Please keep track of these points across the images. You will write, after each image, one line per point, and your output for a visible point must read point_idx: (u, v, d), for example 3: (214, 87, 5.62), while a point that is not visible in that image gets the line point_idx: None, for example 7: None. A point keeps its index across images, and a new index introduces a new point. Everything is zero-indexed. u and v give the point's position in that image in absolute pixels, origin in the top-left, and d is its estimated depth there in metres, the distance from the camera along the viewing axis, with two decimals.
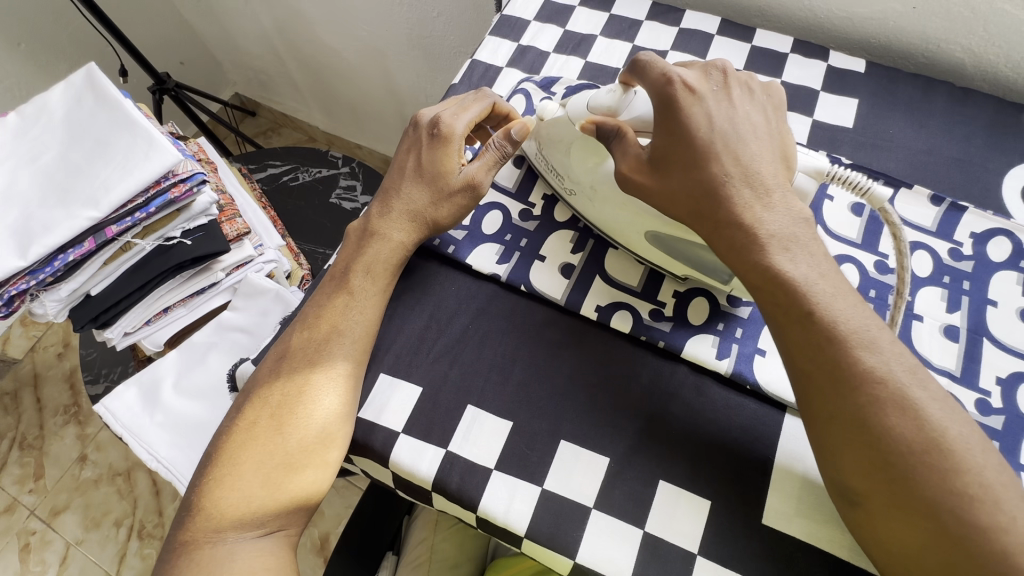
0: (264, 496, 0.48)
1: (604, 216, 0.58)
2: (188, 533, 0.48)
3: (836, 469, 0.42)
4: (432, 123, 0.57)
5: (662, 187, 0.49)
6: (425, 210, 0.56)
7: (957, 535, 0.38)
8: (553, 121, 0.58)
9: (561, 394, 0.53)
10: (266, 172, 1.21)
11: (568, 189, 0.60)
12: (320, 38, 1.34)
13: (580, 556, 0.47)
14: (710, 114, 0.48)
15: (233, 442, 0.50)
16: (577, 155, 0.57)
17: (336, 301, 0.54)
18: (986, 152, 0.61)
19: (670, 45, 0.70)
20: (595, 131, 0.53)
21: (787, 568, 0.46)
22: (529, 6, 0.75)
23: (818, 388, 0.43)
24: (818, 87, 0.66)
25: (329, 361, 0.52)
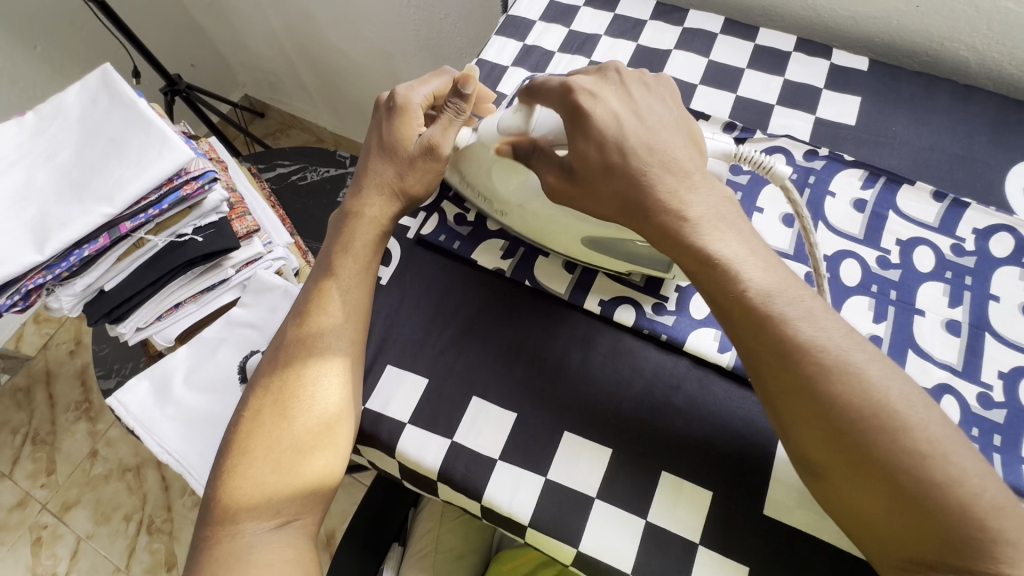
0: (278, 482, 0.49)
1: (537, 229, 0.58)
2: (210, 532, 0.48)
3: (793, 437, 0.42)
4: (389, 97, 0.58)
5: (588, 196, 0.49)
6: (394, 181, 0.57)
7: (921, 500, 0.36)
8: (465, 149, 0.58)
9: (564, 386, 0.54)
10: (275, 171, 1.23)
11: (499, 211, 0.60)
12: (328, 39, 1.36)
13: (583, 546, 0.48)
14: (611, 111, 0.47)
15: (240, 433, 0.51)
16: (499, 178, 0.57)
17: (330, 288, 0.55)
18: (989, 149, 0.62)
19: (674, 45, 0.71)
20: (512, 152, 0.54)
21: (789, 560, 0.47)
22: (535, 6, 0.76)
23: (762, 359, 0.42)
24: (821, 85, 0.67)
25: (325, 342, 0.53)
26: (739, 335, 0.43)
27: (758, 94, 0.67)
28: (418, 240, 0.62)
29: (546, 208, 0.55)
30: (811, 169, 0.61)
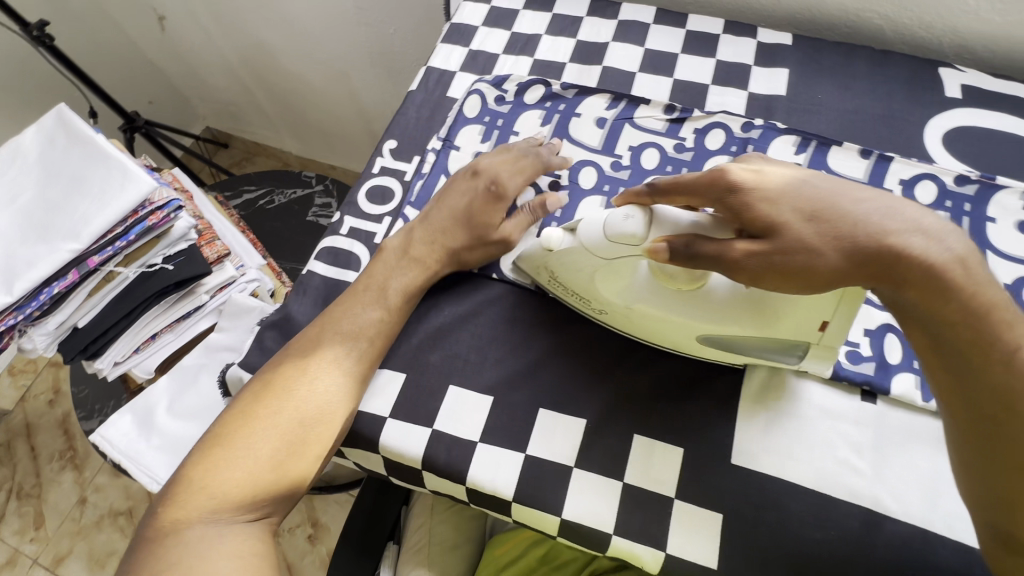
0: (262, 480, 0.51)
1: (644, 327, 0.54)
2: (176, 509, 0.49)
3: (999, 513, 0.42)
4: (491, 177, 0.61)
5: (799, 258, 0.41)
6: (458, 249, 0.60)
7: None
8: (566, 254, 0.52)
9: (537, 366, 0.56)
10: (243, 198, 1.24)
11: (597, 309, 0.56)
12: (282, 64, 1.38)
13: (566, 513, 0.50)
14: (776, 173, 0.44)
15: (243, 421, 0.52)
16: (604, 281, 0.52)
17: (365, 309, 0.57)
18: (907, 106, 0.66)
19: (611, 38, 0.75)
20: (669, 249, 0.45)
21: (759, 502, 0.50)
22: (477, 13, 0.79)
23: (988, 429, 0.42)
24: (750, 62, 0.71)
25: (352, 368, 0.55)
26: (959, 398, 0.42)
27: (694, 76, 0.71)
28: None
29: (656, 308, 0.51)
30: (749, 140, 0.65)
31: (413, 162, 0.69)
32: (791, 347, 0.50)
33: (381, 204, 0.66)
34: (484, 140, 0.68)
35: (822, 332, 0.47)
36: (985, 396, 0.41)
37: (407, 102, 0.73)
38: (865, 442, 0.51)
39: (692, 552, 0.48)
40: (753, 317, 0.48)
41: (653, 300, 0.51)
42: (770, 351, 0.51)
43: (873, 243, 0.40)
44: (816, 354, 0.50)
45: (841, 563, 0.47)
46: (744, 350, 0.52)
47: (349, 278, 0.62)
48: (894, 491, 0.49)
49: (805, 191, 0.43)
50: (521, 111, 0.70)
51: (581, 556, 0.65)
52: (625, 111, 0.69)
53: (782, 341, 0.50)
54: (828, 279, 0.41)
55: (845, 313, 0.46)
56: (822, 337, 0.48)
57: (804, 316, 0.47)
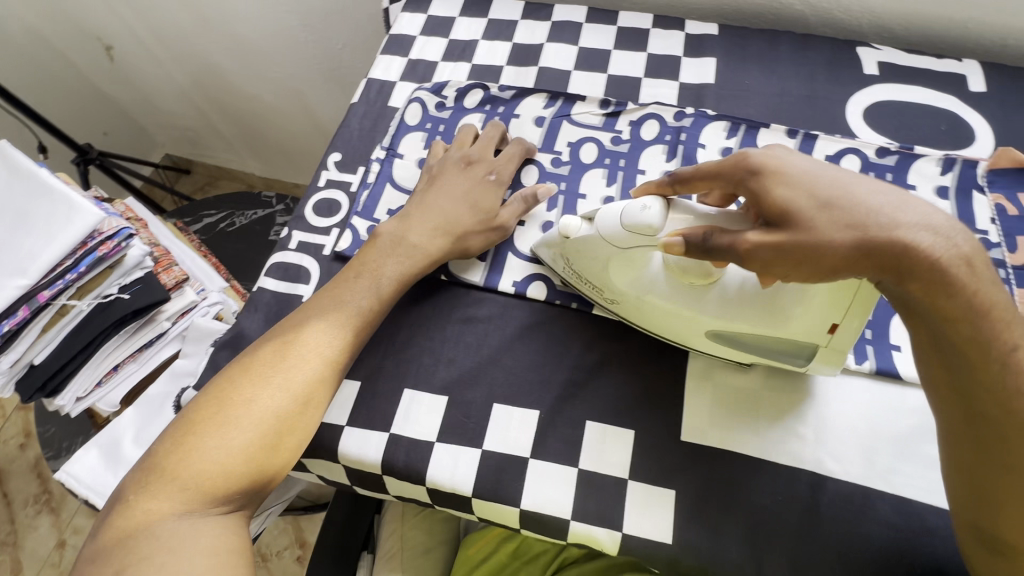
0: (240, 470, 0.50)
1: (656, 319, 0.54)
2: (148, 500, 0.48)
3: (977, 511, 0.42)
4: (489, 167, 0.64)
5: (808, 246, 0.39)
6: (464, 232, 0.60)
7: None
8: (584, 242, 0.53)
9: (490, 362, 0.57)
10: (203, 223, 1.23)
11: (609, 298, 0.56)
12: (235, 86, 1.38)
13: (524, 503, 0.51)
14: (793, 163, 0.43)
15: (222, 408, 0.51)
16: (617, 271, 0.53)
17: (353, 294, 0.57)
18: (829, 86, 0.70)
19: (545, 39, 0.77)
20: (684, 243, 0.45)
21: (710, 475, 0.51)
22: (414, 23, 0.81)
23: (985, 434, 0.40)
24: (680, 54, 0.74)
25: (336, 356, 0.54)
26: (955, 400, 0.41)
27: (627, 70, 0.73)
28: (335, 255, 0.64)
29: (670, 300, 0.52)
30: (682, 128, 0.67)
31: (358, 173, 0.70)
32: (799, 348, 0.50)
33: (329, 216, 0.67)
34: (427, 146, 0.70)
35: (832, 334, 0.47)
36: (978, 396, 0.40)
37: (349, 114, 0.74)
38: (807, 409, 0.53)
39: (649, 530, 0.50)
40: (762, 312, 0.49)
41: (665, 292, 0.52)
42: (778, 351, 0.52)
43: (884, 234, 0.38)
44: (825, 356, 0.50)
45: (792, 527, 0.49)
46: (754, 349, 0.52)
47: (300, 292, 0.63)
48: (835, 454, 0.51)
49: (819, 181, 0.41)
50: (462, 116, 0.71)
51: (551, 548, 0.67)
52: (562, 108, 0.70)
53: (791, 342, 0.50)
54: (837, 267, 0.39)
55: (855, 318, 0.46)
56: (831, 340, 0.48)
57: (814, 316, 0.47)
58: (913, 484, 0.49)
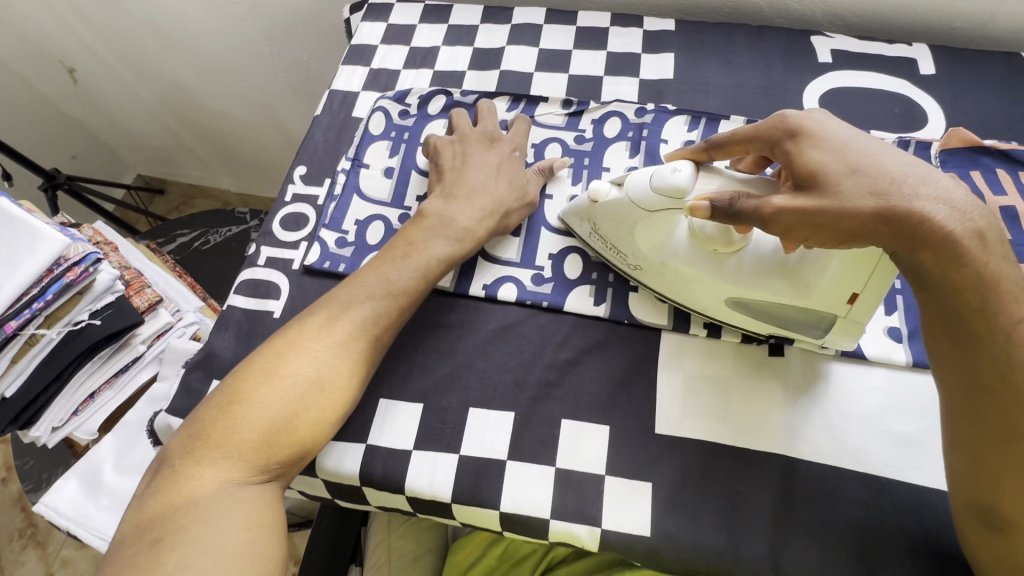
0: (280, 441, 0.49)
1: (677, 286, 0.56)
2: (191, 465, 0.48)
3: (970, 482, 0.43)
4: (510, 143, 0.66)
5: (831, 211, 0.42)
6: (505, 207, 0.61)
7: None
8: (612, 207, 0.55)
9: (464, 367, 0.57)
10: (176, 242, 1.21)
11: (634, 265, 0.57)
12: (203, 103, 1.36)
13: (504, 505, 0.51)
14: (834, 129, 0.45)
15: (266, 379, 0.51)
16: (644, 232, 0.55)
17: (399, 270, 0.56)
18: (785, 75, 0.71)
19: (506, 42, 0.77)
20: (712, 208, 0.47)
21: (685, 465, 0.52)
22: (375, 32, 0.81)
23: (981, 398, 0.42)
24: (638, 50, 0.75)
25: (381, 332, 0.55)
26: (954, 360, 0.43)
27: (588, 69, 0.74)
28: (304, 269, 0.64)
29: (695, 266, 0.54)
30: (644, 124, 0.68)
31: (325, 185, 0.69)
32: (818, 319, 0.52)
33: (297, 230, 0.67)
34: (393, 155, 0.70)
35: (851, 305, 0.49)
36: (984, 366, 0.42)
37: (313, 126, 0.74)
38: (778, 394, 0.54)
39: (627, 524, 0.50)
40: (785, 279, 0.51)
41: (691, 255, 0.54)
42: (799, 323, 0.53)
43: (903, 204, 0.40)
44: (843, 329, 0.51)
45: (768, 511, 0.50)
46: (769, 317, 0.53)
47: (271, 308, 0.62)
48: (806, 437, 0.52)
49: (851, 148, 0.44)
50: (426, 123, 0.72)
51: (538, 547, 0.66)
52: (525, 111, 0.71)
53: (811, 312, 0.51)
54: (854, 232, 0.42)
55: (875, 289, 0.48)
56: (849, 312, 0.49)
57: (833, 288, 0.49)
58: (882, 461, 0.50)
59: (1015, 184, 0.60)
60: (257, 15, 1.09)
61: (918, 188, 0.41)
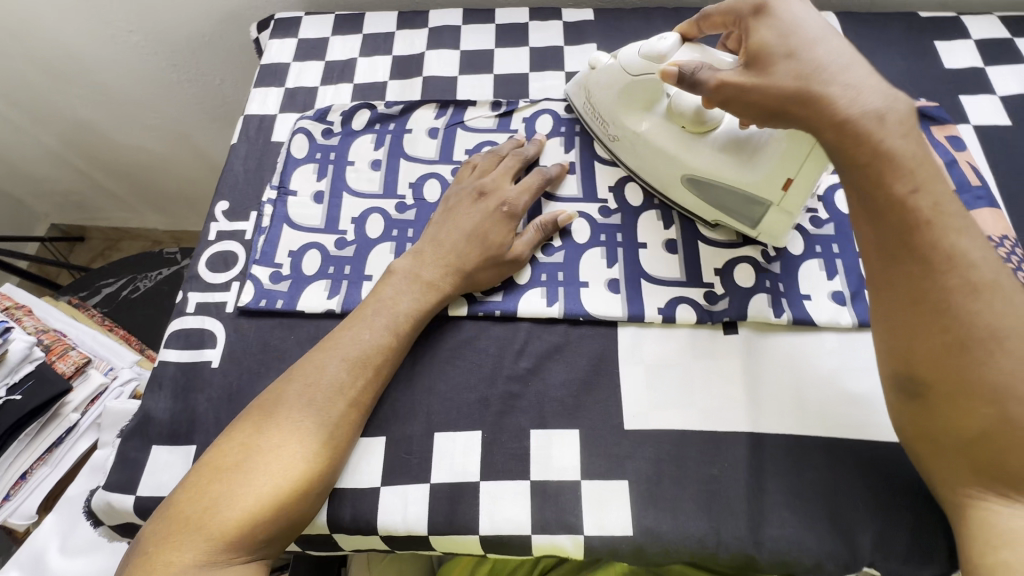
0: (265, 516, 0.45)
1: (645, 158, 0.61)
2: (165, 552, 0.44)
3: (897, 358, 0.45)
4: (502, 199, 0.59)
5: (762, 89, 0.47)
6: (469, 267, 0.56)
7: (998, 419, 0.41)
8: (608, 73, 0.61)
9: (425, 391, 0.55)
10: (101, 294, 1.12)
11: (613, 135, 0.63)
12: (108, 138, 1.25)
13: (483, 529, 0.50)
14: (792, 8, 0.49)
15: (249, 450, 0.47)
16: (630, 100, 0.60)
17: (371, 329, 0.53)
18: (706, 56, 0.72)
19: (425, 47, 0.75)
20: (676, 77, 0.52)
21: (658, 455, 0.52)
22: (286, 49, 0.76)
23: (893, 266, 0.45)
24: (561, 43, 0.74)
25: (362, 393, 0.51)
26: (869, 231, 0.46)
27: (513, 67, 0.73)
28: (239, 310, 0.59)
29: (661, 138, 0.59)
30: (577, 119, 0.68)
31: (251, 218, 0.65)
32: (757, 205, 0.57)
33: (226, 270, 0.62)
34: (320, 177, 0.66)
35: (787, 190, 0.54)
36: (891, 236, 0.44)
37: (231, 156, 0.69)
38: (738, 371, 0.54)
39: (609, 527, 0.49)
40: (736, 162, 0.56)
41: (661, 127, 0.59)
42: (737, 209, 0.58)
43: (819, 88, 0.46)
44: (777, 216, 0.56)
45: (743, 489, 0.50)
46: (713, 201, 0.59)
47: (207, 357, 0.58)
48: (770, 410, 0.53)
49: (796, 33, 0.48)
50: (352, 140, 0.68)
51: (528, 559, 0.63)
52: (454, 117, 0.69)
53: (750, 198, 0.56)
54: (775, 109, 0.47)
55: (811, 172, 0.53)
56: (784, 198, 0.55)
57: (772, 171, 0.54)
58: (842, 422, 0.52)
59: (928, 139, 0.63)
60: (157, 40, 1.02)
61: (837, 76, 0.46)
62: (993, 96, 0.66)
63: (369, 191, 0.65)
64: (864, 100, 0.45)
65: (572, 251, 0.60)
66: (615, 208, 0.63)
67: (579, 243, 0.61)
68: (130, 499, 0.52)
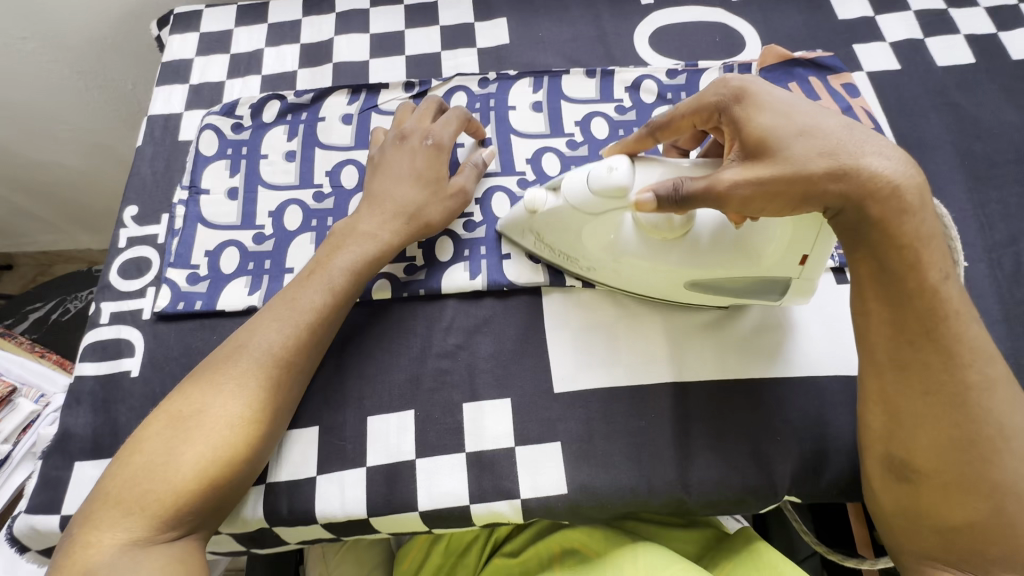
0: (191, 490, 0.45)
1: (629, 277, 0.55)
2: (90, 532, 0.43)
3: (906, 439, 0.44)
4: (425, 135, 0.59)
5: (785, 176, 0.42)
6: (416, 208, 0.57)
7: (984, 514, 0.42)
8: (553, 214, 0.52)
9: (355, 377, 0.55)
10: (29, 320, 1.07)
11: (584, 266, 0.56)
12: (12, 153, 1.13)
13: (422, 505, 0.50)
14: (775, 92, 0.45)
15: (174, 432, 0.46)
16: (589, 235, 0.52)
17: (305, 291, 0.52)
18: (614, 22, 0.73)
19: (334, 32, 0.73)
20: (657, 202, 0.45)
21: (589, 415, 0.53)
22: (188, 44, 0.73)
23: (907, 348, 0.44)
24: (471, 20, 0.73)
25: (293, 359, 0.50)
26: (876, 308, 0.45)
27: (424, 47, 0.72)
28: (156, 316, 0.58)
29: (645, 257, 0.52)
30: (490, 94, 0.68)
31: (163, 221, 0.63)
32: (772, 281, 0.52)
33: (139, 276, 0.60)
34: (233, 173, 0.64)
35: (803, 265, 0.49)
36: (912, 320, 0.44)
37: (136, 160, 0.66)
38: (659, 326, 0.56)
39: (544, 488, 0.50)
40: (738, 259, 0.50)
41: (639, 246, 0.52)
42: (753, 290, 0.53)
43: (852, 163, 0.42)
44: (797, 288, 0.51)
45: (671, 438, 0.52)
46: (724, 291, 0.54)
47: (126, 367, 0.56)
48: (691, 360, 0.55)
49: (799, 112, 0.44)
50: (264, 132, 0.66)
51: (481, 532, 0.63)
52: (367, 101, 0.68)
53: (763, 278, 0.51)
54: (810, 196, 0.42)
55: (825, 243, 0.47)
56: (803, 271, 0.49)
57: (782, 253, 0.48)
58: (759, 362, 0.54)
59: (826, 88, 0.65)
60: (56, 46, 0.97)
61: (863, 151, 0.42)
62: (883, 43, 0.69)
63: (284, 183, 0.64)
64: (896, 174, 0.42)
65: (493, 224, 0.60)
66: (533, 179, 0.63)
67: (500, 217, 0.61)
68: (55, 519, 0.50)
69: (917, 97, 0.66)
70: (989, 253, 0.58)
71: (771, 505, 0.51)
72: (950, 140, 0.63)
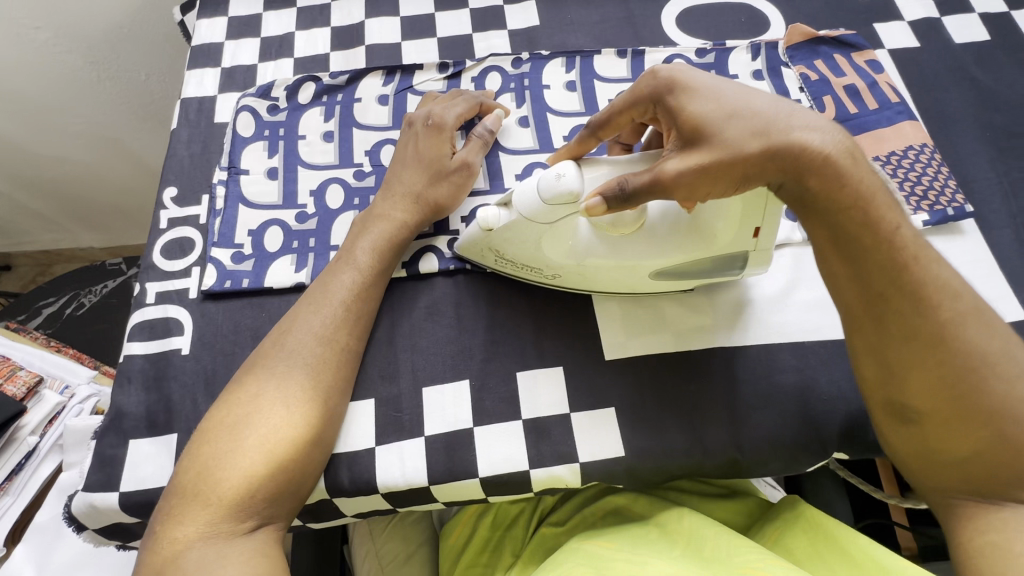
0: (263, 471, 0.45)
1: (596, 280, 0.54)
2: (172, 525, 0.43)
3: (888, 391, 0.45)
4: (425, 116, 0.61)
5: (722, 160, 0.42)
6: (423, 190, 0.58)
7: (997, 436, 0.42)
8: (508, 230, 0.51)
9: (407, 350, 0.55)
10: (43, 315, 1.05)
11: (550, 275, 0.55)
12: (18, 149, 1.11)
13: (483, 472, 0.51)
14: (698, 75, 0.46)
15: (229, 419, 0.47)
16: (548, 245, 0.52)
17: (336, 276, 0.54)
18: (641, 4, 0.74)
19: (364, 15, 0.74)
20: (605, 202, 0.45)
21: (640, 381, 0.54)
22: (216, 28, 0.73)
23: (881, 303, 0.44)
24: (500, 2, 0.74)
25: (339, 334, 0.51)
26: (849, 269, 0.44)
27: (456, 29, 0.73)
28: (203, 294, 0.58)
29: (606, 258, 0.52)
30: (524, 74, 0.68)
31: (204, 202, 0.63)
32: (729, 259, 0.53)
33: (183, 256, 0.60)
34: (272, 154, 0.64)
35: (757, 238, 0.50)
36: (880, 273, 0.43)
37: (173, 141, 0.66)
38: (703, 296, 0.57)
39: (602, 451, 0.52)
40: (693, 244, 0.50)
41: (598, 249, 0.51)
42: (713, 269, 0.54)
43: (783, 139, 0.42)
44: (755, 260, 0.53)
45: (720, 401, 0.53)
46: (688, 276, 0.54)
47: (176, 345, 0.56)
48: (736, 327, 0.56)
49: (724, 92, 0.44)
50: (300, 114, 0.67)
51: (528, 504, 0.64)
52: (402, 82, 0.68)
53: (721, 256, 0.52)
54: (750, 174, 0.43)
55: (773, 217, 0.48)
56: (757, 243, 0.50)
57: (736, 230, 0.49)
58: (803, 326, 0.56)
59: (851, 65, 0.67)
60: (69, 36, 0.95)
61: (791, 121, 0.43)
62: (902, 21, 0.72)
63: (324, 162, 0.64)
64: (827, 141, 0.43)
65: None
66: None
67: None
68: (114, 497, 0.50)
69: (938, 72, 0.68)
70: (1014, 219, 0.60)
71: (819, 461, 0.53)
72: (971, 113, 0.66)
